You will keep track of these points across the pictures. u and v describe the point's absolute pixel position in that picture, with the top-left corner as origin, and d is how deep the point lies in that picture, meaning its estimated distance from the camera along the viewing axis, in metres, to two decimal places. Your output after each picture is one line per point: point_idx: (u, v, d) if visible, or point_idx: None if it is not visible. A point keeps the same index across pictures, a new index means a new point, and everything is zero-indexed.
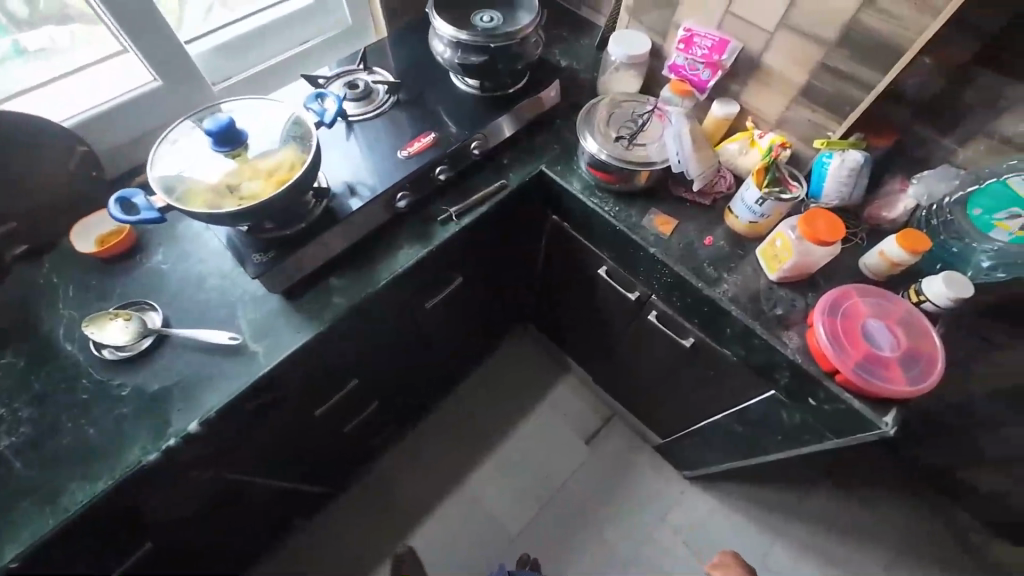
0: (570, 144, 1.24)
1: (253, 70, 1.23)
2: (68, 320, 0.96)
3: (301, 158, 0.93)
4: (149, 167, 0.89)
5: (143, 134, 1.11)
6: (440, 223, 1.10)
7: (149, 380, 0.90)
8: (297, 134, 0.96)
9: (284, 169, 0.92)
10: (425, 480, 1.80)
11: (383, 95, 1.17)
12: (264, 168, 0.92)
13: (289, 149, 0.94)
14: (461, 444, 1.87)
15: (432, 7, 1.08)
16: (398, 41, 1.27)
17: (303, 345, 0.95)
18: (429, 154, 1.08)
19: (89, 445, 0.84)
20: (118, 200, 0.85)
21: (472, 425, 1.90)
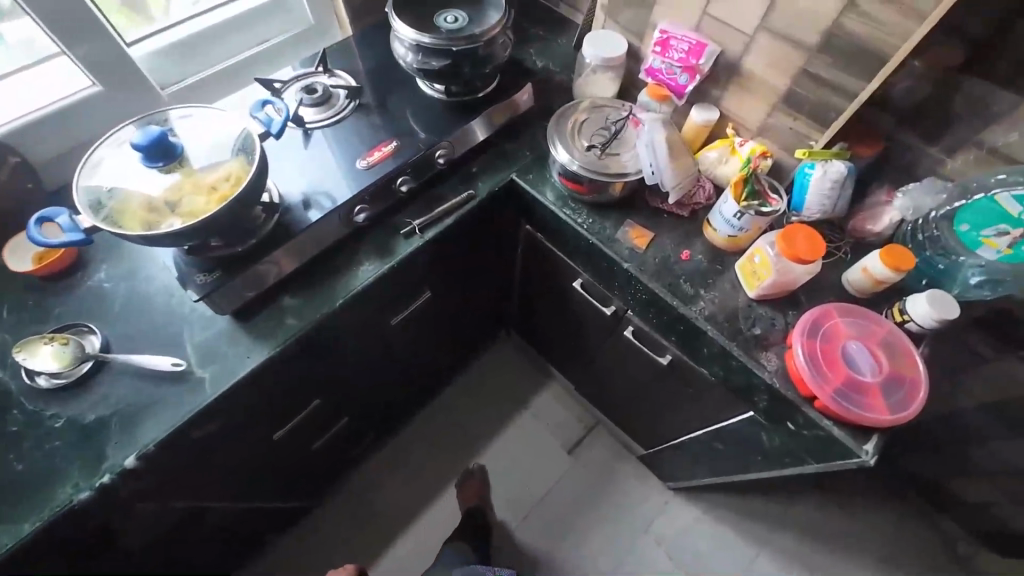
0: (543, 151, 1.18)
1: (208, 72, 1.16)
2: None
3: (246, 172, 0.87)
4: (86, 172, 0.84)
5: (85, 141, 1.04)
6: (403, 236, 1.04)
7: (85, 410, 0.85)
8: (246, 147, 0.90)
9: (227, 185, 0.86)
10: (403, 492, 1.75)
11: (344, 100, 1.10)
12: (206, 184, 0.86)
13: (235, 163, 0.89)
14: (440, 454, 1.82)
15: (392, 7, 1.01)
16: (363, 41, 1.20)
17: (253, 370, 0.89)
18: (391, 163, 1.02)
19: (16, 483, 0.78)
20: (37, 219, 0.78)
21: (452, 435, 1.85)
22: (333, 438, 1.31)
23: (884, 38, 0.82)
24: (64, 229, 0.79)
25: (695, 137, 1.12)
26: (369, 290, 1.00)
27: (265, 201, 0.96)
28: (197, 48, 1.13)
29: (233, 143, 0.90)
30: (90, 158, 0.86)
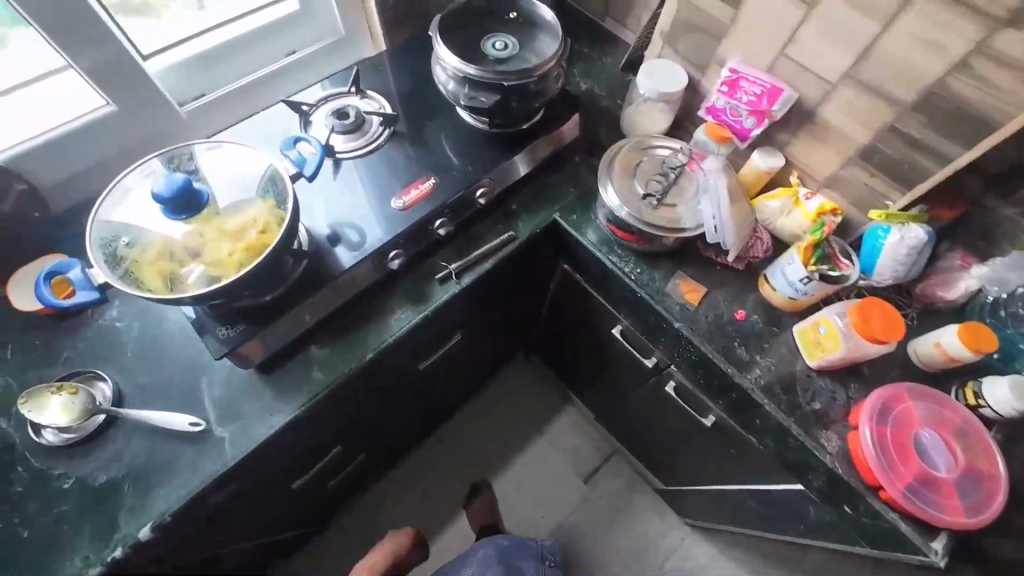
0: (589, 189, 1.10)
1: (231, 86, 1.07)
2: (4, 389, 0.83)
3: (276, 228, 0.79)
4: (110, 204, 0.77)
5: (95, 164, 0.95)
6: (439, 282, 0.97)
7: (95, 469, 0.78)
8: (277, 197, 0.81)
9: (254, 241, 0.78)
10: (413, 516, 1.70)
11: (378, 128, 1.01)
12: (232, 237, 0.78)
13: (265, 214, 0.80)
14: (452, 478, 1.76)
15: (436, 31, 0.92)
16: (397, 58, 1.11)
17: (277, 431, 0.83)
18: (428, 203, 0.94)
19: (22, 553, 0.73)
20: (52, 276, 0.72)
21: (466, 460, 1.79)
22: (349, 475, 1.25)
23: (995, 104, 0.74)
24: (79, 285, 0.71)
25: (755, 183, 1.04)
26: (399, 341, 0.92)
27: (296, 246, 0.87)
28: (221, 61, 1.04)
29: (266, 188, 0.82)
30: (118, 183, 0.78)
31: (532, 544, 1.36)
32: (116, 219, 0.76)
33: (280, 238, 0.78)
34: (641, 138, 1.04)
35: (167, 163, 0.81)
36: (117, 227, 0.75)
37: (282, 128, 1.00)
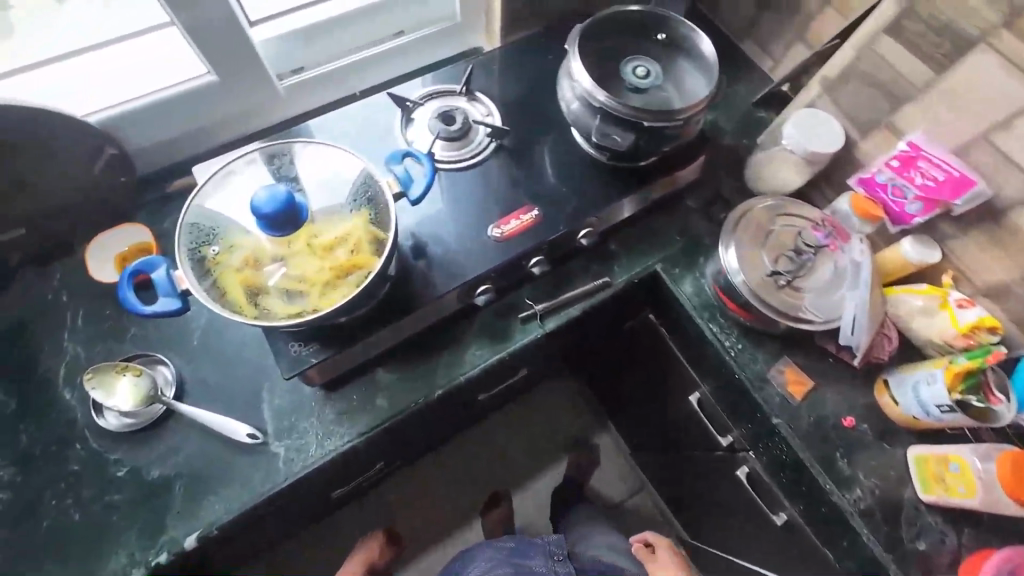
0: (698, 240, 0.98)
1: (333, 65, 0.98)
2: (71, 358, 0.81)
3: (370, 260, 0.71)
4: (209, 190, 0.72)
5: (186, 132, 0.89)
6: (521, 322, 0.88)
7: (149, 463, 0.76)
8: (377, 220, 0.73)
9: (344, 269, 0.71)
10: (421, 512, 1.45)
11: (484, 139, 0.92)
12: (321, 259, 0.70)
13: (361, 240, 0.72)
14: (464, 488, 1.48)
15: (573, 42, 0.80)
16: (512, 60, 1.00)
17: (334, 458, 0.78)
18: (528, 237, 0.85)
19: (72, 537, 0.71)
20: (132, 270, 0.66)
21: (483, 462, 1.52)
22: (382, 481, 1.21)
23: None
24: (158, 286, 0.66)
25: (897, 275, 0.90)
26: (471, 380, 0.86)
27: (391, 272, 0.79)
28: (328, 36, 0.95)
29: (367, 205, 0.74)
30: (223, 168, 0.74)
31: (539, 544, 1.17)
32: (210, 207, 0.71)
33: (375, 269, 0.71)
34: (773, 203, 0.92)
35: (276, 159, 0.75)
36: (210, 222, 0.70)
37: (382, 123, 0.92)
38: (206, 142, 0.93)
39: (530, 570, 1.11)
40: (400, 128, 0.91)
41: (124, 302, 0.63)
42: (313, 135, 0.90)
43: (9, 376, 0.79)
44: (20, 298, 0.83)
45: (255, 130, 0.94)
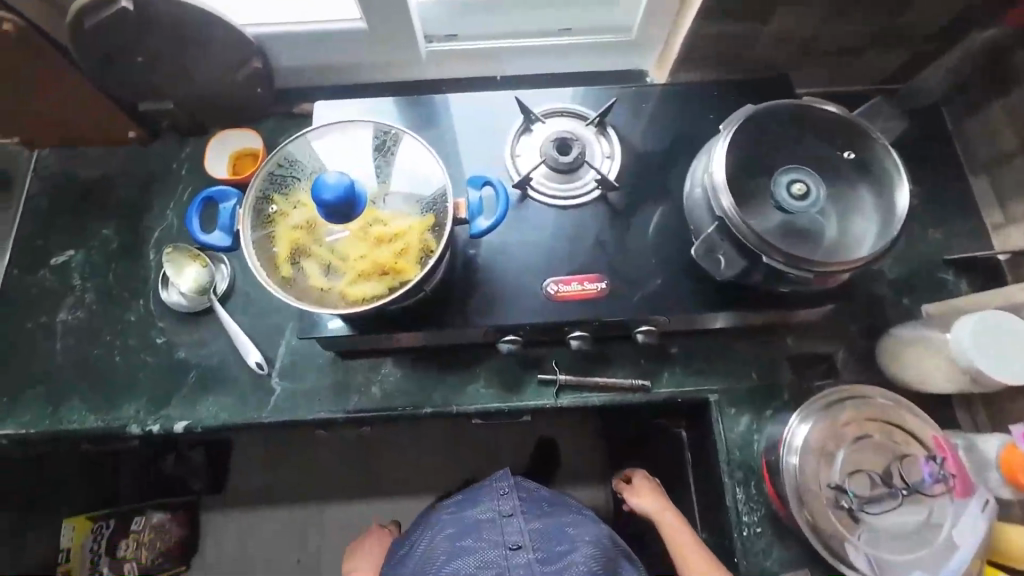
0: (774, 388, 0.82)
1: (483, 42, 0.93)
2: (166, 225, 0.92)
3: (410, 274, 0.69)
4: (322, 135, 0.75)
5: (326, 66, 0.92)
6: (537, 383, 0.82)
7: (180, 343, 0.86)
8: (433, 235, 0.70)
9: (382, 271, 0.69)
10: (410, 470, 1.39)
11: (591, 182, 0.82)
12: (365, 252, 0.69)
13: (410, 249, 0.70)
14: (435, 473, 1.40)
15: (729, 126, 0.66)
16: (665, 106, 0.87)
17: (314, 419, 0.82)
18: (582, 307, 0.77)
19: (107, 373, 0.84)
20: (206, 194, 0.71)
21: (461, 458, 1.40)
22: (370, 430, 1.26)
23: None
24: (222, 218, 0.71)
25: (1010, 565, 0.68)
26: (463, 414, 0.82)
27: (431, 285, 0.76)
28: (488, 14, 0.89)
29: (432, 214, 0.71)
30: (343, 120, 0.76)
31: (485, 487, 0.93)
32: (315, 151, 0.74)
33: (410, 282, 0.69)
34: (886, 407, 0.72)
35: (384, 131, 0.75)
36: (293, 171, 0.73)
37: (499, 124, 0.86)
38: (342, 78, 0.95)
39: (474, 521, 0.89)
40: (513, 138, 0.85)
41: (189, 222, 0.69)
42: (431, 109, 0.87)
43: (121, 220, 0.93)
44: (154, 158, 0.96)
45: (386, 84, 0.95)
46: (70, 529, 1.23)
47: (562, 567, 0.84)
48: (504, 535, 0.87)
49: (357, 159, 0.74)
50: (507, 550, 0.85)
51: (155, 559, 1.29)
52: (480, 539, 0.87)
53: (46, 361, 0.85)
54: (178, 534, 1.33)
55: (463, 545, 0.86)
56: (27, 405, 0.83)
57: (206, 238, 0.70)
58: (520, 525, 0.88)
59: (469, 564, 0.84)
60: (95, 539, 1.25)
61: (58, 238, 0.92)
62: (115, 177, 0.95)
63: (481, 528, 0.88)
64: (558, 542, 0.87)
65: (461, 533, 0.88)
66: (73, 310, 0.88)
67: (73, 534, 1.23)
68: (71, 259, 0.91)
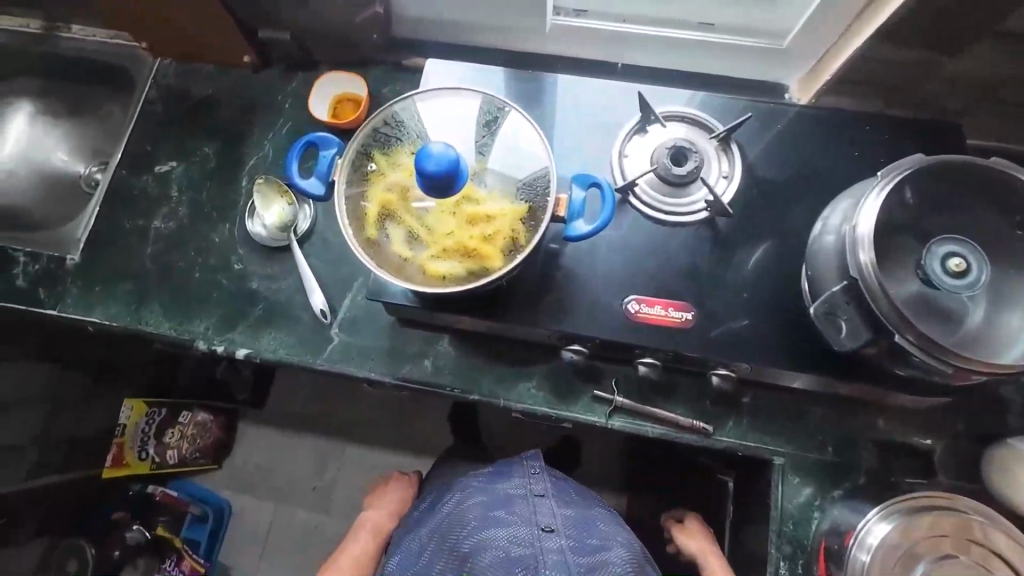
0: (848, 468, 0.74)
1: (613, 24, 0.85)
2: (262, 155, 0.93)
3: (495, 264, 0.67)
4: (430, 99, 0.72)
5: (445, 22, 0.88)
6: (591, 397, 0.78)
7: (255, 273, 0.88)
8: (528, 229, 0.67)
9: (467, 254, 0.67)
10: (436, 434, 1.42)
11: (700, 200, 0.75)
12: (455, 231, 0.67)
13: (500, 238, 0.67)
14: None
15: (891, 174, 0.57)
16: (801, 132, 0.78)
17: (365, 376, 0.82)
18: (660, 330, 0.72)
19: (186, 286, 0.88)
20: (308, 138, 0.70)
21: None
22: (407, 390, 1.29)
23: None
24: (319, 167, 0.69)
25: None
26: (510, 409, 0.80)
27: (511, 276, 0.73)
28: None
29: (528, 204, 0.68)
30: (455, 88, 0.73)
31: (517, 463, 0.88)
32: (420, 113, 0.71)
33: (493, 271, 0.67)
34: (963, 519, 0.64)
35: (492, 108, 0.71)
36: (396, 128, 0.70)
37: (613, 118, 0.80)
38: (457, 37, 0.92)
39: (506, 495, 0.81)
40: (624, 136, 0.78)
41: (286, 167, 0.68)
42: (543, 88, 0.82)
43: (222, 141, 0.95)
44: (263, 86, 0.96)
45: (500, 52, 0.91)
46: (129, 409, 1.29)
47: (595, 563, 0.73)
48: (537, 514, 0.79)
49: (462, 131, 0.71)
50: (539, 531, 0.76)
51: (192, 452, 1.40)
52: (513, 514, 0.78)
53: (137, 261, 0.90)
54: (217, 433, 1.44)
55: (496, 517, 0.78)
56: (112, 299, 0.88)
57: (301, 183, 0.69)
58: (552, 506, 0.80)
59: (501, 536, 0.75)
60: (148, 422, 1.33)
61: (164, 146, 0.95)
62: (224, 97, 0.97)
63: (513, 502, 0.80)
64: (590, 535, 0.78)
65: (489, 505, 0.80)
66: (165, 220, 0.92)
67: (130, 414, 1.29)
68: (173, 170, 0.94)
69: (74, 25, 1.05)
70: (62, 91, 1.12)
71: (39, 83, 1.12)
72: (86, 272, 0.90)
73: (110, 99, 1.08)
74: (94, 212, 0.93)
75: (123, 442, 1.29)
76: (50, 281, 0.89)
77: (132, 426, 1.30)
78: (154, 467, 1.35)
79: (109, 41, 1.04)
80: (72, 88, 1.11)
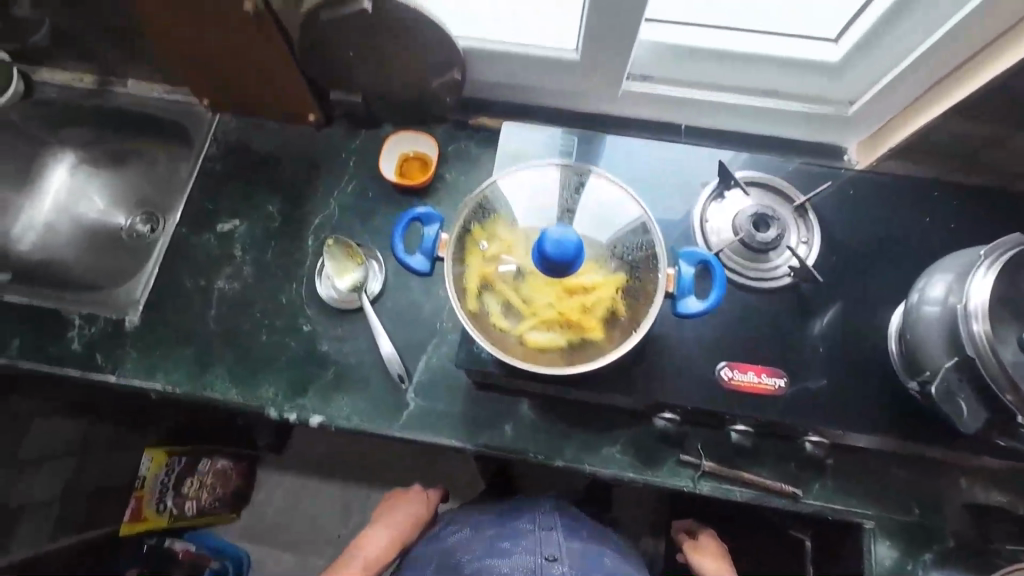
0: (934, 530, 0.75)
1: (682, 89, 0.88)
2: (327, 213, 0.93)
3: (597, 337, 0.67)
4: (523, 172, 0.72)
5: (517, 86, 0.90)
6: (676, 462, 0.78)
7: (325, 336, 0.86)
8: (631, 302, 0.68)
9: (569, 327, 0.67)
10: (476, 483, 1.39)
11: (782, 267, 0.77)
12: (554, 305, 0.67)
13: (602, 310, 0.67)
14: None
15: (997, 255, 0.60)
16: (869, 200, 0.81)
17: (443, 444, 0.80)
18: (751, 397, 0.73)
19: (252, 349, 0.86)
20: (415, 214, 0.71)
21: None
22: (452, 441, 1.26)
23: None
24: (424, 244, 0.70)
25: None
26: (594, 475, 0.79)
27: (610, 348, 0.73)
28: (703, 64, 0.84)
29: (627, 275, 0.69)
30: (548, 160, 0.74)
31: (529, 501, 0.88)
32: (514, 185, 0.71)
33: (592, 342, 0.67)
34: None
35: (587, 181, 0.72)
36: (493, 199, 0.71)
37: (690, 183, 0.82)
38: (524, 98, 0.93)
39: (515, 527, 0.82)
40: (704, 200, 0.80)
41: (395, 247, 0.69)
42: (619, 152, 0.83)
43: (287, 198, 0.94)
44: (326, 143, 0.96)
45: (568, 113, 0.93)
46: (149, 460, 1.20)
47: None
48: (542, 545, 0.79)
49: (556, 202, 0.71)
50: (542, 562, 0.77)
51: (212, 502, 1.31)
52: (519, 545, 0.80)
53: (200, 324, 0.87)
54: (235, 481, 1.35)
55: (501, 547, 0.79)
56: (175, 363, 0.85)
57: (406, 260, 0.70)
58: (560, 538, 0.80)
59: (504, 565, 0.77)
60: (168, 473, 1.23)
61: (226, 204, 0.94)
62: (288, 155, 0.96)
63: (521, 533, 0.81)
64: (596, 570, 0.77)
65: (495, 536, 0.81)
66: (230, 281, 0.90)
67: (150, 465, 1.21)
68: (236, 229, 0.93)
69: (130, 80, 1.03)
70: (105, 142, 1.09)
71: (83, 134, 1.09)
72: (146, 335, 0.87)
73: (160, 152, 1.07)
74: (153, 271, 0.90)
75: (142, 496, 1.20)
76: (108, 345, 0.87)
77: (152, 477, 1.21)
78: (171, 520, 1.25)
79: (166, 96, 1.03)
80: (117, 138, 1.09)
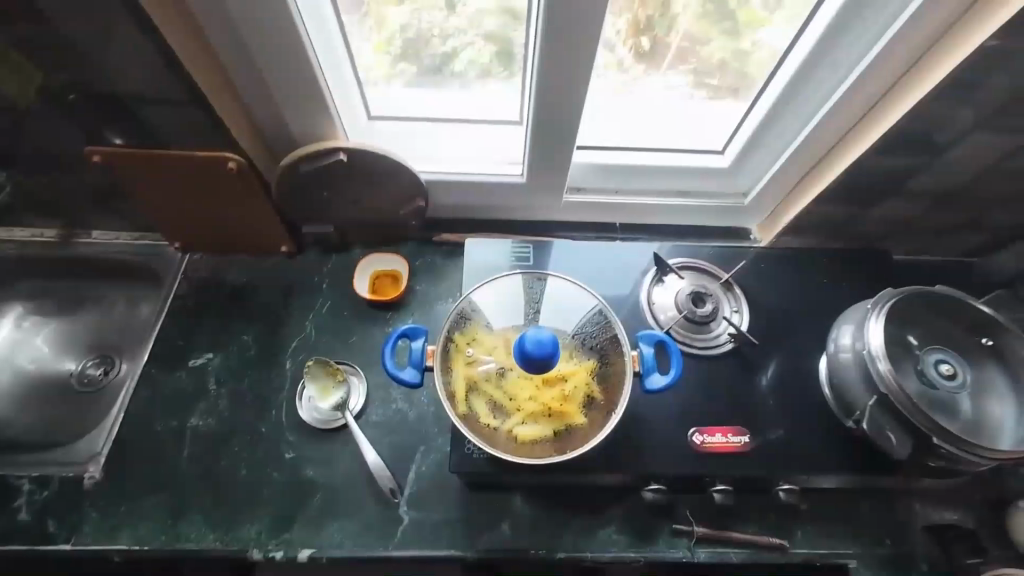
0: (909, 558, 0.81)
1: (612, 196, 1.05)
2: (304, 335, 0.96)
3: (580, 421, 0.73)
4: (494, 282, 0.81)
5: (473, 205, 1.04)
6: (669, 533, 0.81)
7: (309, 460, 0.85)
8: (605, 385, 0.76)
9: (553, 415, 0.73)
10: None
11: (722, 334, 0.90)
12: (538, 397, 0.74)
13: (581, 395, 0.75)
14: None
15: (880, 305, 0.75)
16: (777, 269, 0.98)
17: (442, 556, 0.79)
18: (723, 455, 0.80)
19: (231, 487, 0.82)
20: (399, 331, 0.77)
21: None
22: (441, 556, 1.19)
23: None
24: (411, 358, 0.75)
25: None
26: (596, 562, 0.79)
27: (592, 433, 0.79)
28: (625, 176, 1.02)
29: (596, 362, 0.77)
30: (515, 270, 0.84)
31: None
32: (487, 294, 0.80)
33: (575, 427, 0.73)
34: None
35: (550, 286, 0.82)
36: (470, 309, 0.79)
37: (633, 272, 0.95)
38: (480, 214, 1.07)
39: None
40: (647, 286, 0.93)
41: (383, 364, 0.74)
42: (570, 252, 0.96)
43: (261, 326, 0.97)
44: (299, 269, 1.02)
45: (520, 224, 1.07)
46: None
47: None
48: None
49: (526, 305, 0.80)
50: None
51: None
52: None
53: (172, 468, 0.84)
54: None
55: None
56: (143, 516, 0.80)
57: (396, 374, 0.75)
58: None
59: None
60: None
61: (198, 339, 0.95)
62: (261, 284, 1.01)
63: None
64: None
65: None
66: (203, 418, 0.88)
67: None
68: (209, 362, 0.93)
69: (95, 231, 1.05)
70: (62, 290, 1.09)
71: (37, 286, 1.08)
72: (109, 489, 0.82)
73: (124, 295, 1.07)
74: (118, 417, 0.87)
75: None
76: (63, 509, 0.80)
77: None
78: None
79: (134, 243, 1.05)
80: (76, 286, 1.09)
